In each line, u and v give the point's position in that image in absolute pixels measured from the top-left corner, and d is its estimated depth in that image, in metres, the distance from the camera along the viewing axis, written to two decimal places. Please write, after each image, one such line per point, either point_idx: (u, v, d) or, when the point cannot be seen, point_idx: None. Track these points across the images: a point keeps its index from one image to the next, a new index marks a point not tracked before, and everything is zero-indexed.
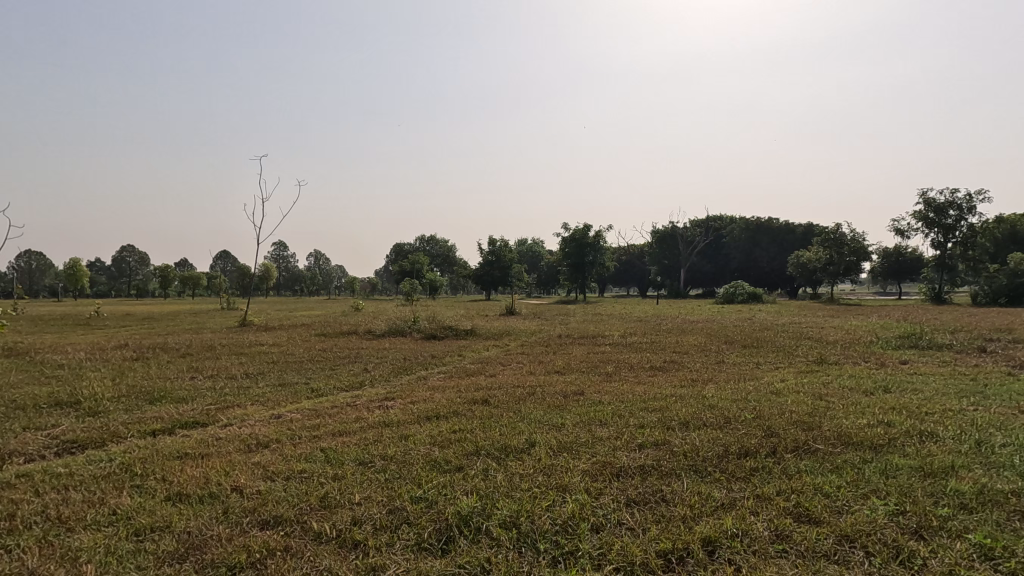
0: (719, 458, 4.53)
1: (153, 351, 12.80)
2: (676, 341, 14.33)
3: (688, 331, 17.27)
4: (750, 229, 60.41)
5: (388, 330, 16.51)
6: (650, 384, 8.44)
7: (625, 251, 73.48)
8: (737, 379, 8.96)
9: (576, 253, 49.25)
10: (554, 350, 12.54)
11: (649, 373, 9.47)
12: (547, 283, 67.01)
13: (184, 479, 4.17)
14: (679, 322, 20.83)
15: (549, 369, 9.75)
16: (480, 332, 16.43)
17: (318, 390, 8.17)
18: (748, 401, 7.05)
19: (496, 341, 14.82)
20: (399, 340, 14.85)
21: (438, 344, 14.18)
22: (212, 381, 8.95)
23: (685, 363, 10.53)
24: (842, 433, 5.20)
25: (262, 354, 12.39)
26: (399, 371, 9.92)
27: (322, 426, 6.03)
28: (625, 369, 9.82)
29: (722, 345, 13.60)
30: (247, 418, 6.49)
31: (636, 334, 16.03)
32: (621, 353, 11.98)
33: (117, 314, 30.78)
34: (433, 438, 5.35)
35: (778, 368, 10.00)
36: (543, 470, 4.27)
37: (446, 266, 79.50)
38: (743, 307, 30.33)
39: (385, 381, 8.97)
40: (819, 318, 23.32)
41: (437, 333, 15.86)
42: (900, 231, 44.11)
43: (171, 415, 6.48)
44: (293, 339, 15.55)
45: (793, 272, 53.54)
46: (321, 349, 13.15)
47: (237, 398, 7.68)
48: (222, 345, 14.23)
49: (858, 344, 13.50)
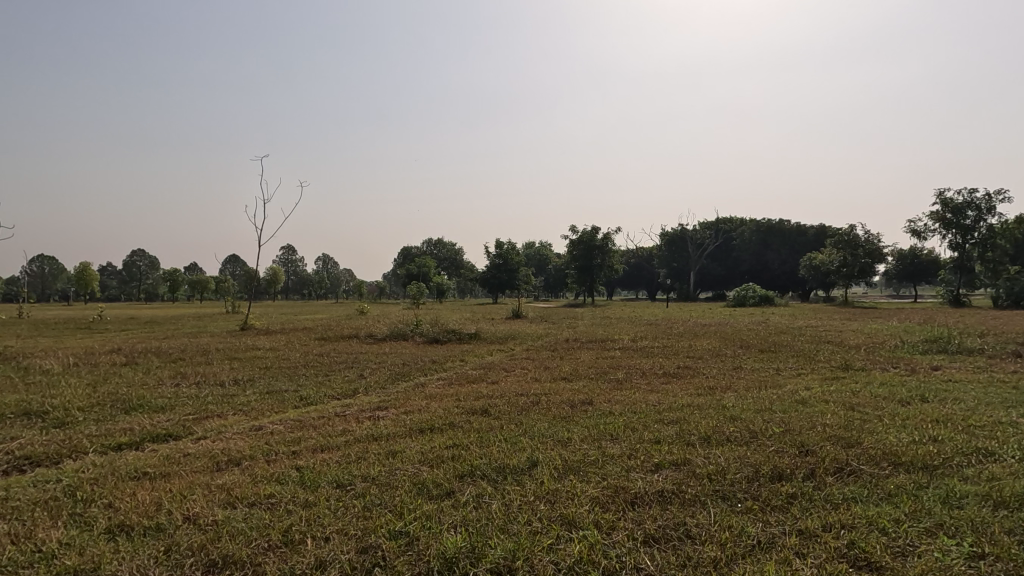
0: (751, 482, 3.91)
1: (146, 356, 12.36)
2: (689, 345, 13.68)
3: (701, 335, 16.60)
4: (761, 231, 59.50)
5: (389, 333, 16.00)
6: (664, 392, 7.82)
7: (634, 254, 72.76)
8: (758, 387, 8.31)
9: (584, 255, 48.71)
10: (561, 355, 11.94)
11: (662, 380, 8.85)
12: (555, 286, 66.31)
13: (131, 507, 3.61)
14: (691, 326, 20.16)
15: (555, 376, 9.18)
16: (485, 336, 15.89)
17: (308, 398, 7.64)
18: (775, 412, 6.41)
19: (501, 345, 14.24)
20: (400, 344, 14.32)
21: (440, 348, 13.62)
22: (197, 388, 8.45)
23: (700, 369, 9.91)
24: (890, 451, 4.56)
25: (257, 359, 11.90)
26: (396, 377, 9.38)
27: (304, 439, 5.47)
28: (637, 375, 9.20)
29: (738, 349, 12.93)
30: (224, 430, 5.95)
31: (647, 338, 15.39)
32: (632, 358, 11.36)
33: (121, 317, 30.57)
34: (423, 456, 4.77)
35: (802, 375, 9.34)
36: (545, 497, 3.68)
37: (453, 270, 79.10)
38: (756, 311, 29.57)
39: (381, 388, 8.41)
40: (836, 321, 22.60)
41: (440, 336, 15.34)
42: (916, 232, 43.24)
43: (141, 428, 5.95)
44: (291, 343, 15.08)
45: (806, 274, 52.51)
46: (318, 354, 12.66)
47: (220, 407, 7.13)
48: (218, 349, 13.77)
49: (883, 348, 12.78)
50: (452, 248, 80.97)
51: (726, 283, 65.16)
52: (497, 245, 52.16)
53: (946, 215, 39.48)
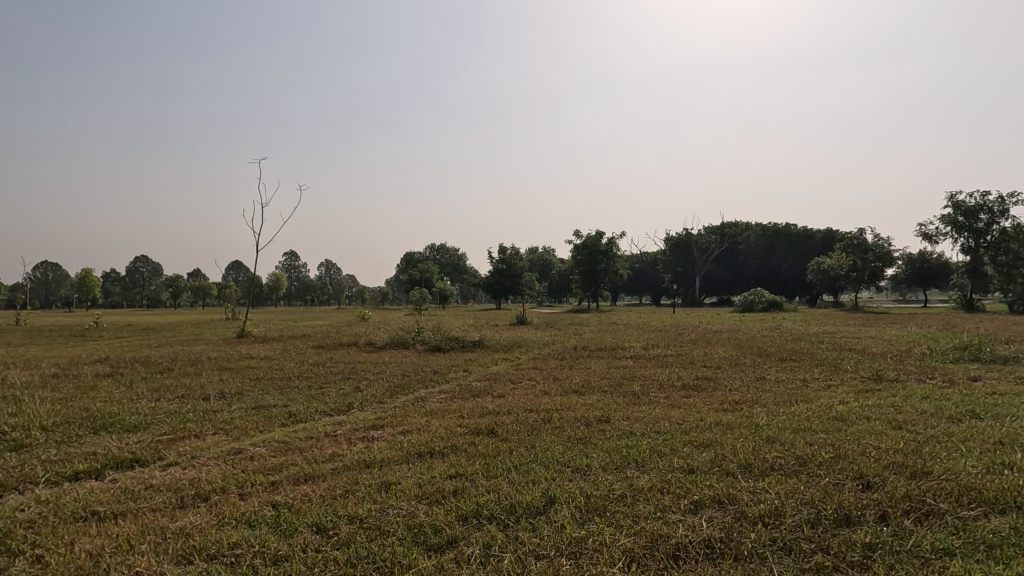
0: (814, 528, 3.25)
1: (132, 366, 11.70)
2: (704, 354, 12.97)
3: (714, 342, 15.88)
4: (767, 236, 58.77)
5: (389, 341, 15.31)
6: (686, 407, 7.14)
7: (638, 259, 72.14)
8: (788, 401, 7.62)
9: (589, 260, 48.07)
10: (571, 365, 11.25)
11: (683, 393, 8.15)
12: (560, 292, 65.65)
13: (64, 564, 2.97)
14: (703, 332, 19.41)
15: (565, 388, 8.49)
16: (489, 343, 15.20)
17: (297, 414, 6.99)
18: (816, 432, 5.73)
19: (506, 354, 13.56)
20: (400, 352, 13.67)
21: (442, 357, 12.96)
22: (179, 403, 7.80)
23: (721, 381, 9.22)
24: (969, 485, 3.88)
25: (248, 370, 11.24)
26: (395, 390, 8.70)
27: (288, 466, 4.83)
28: (654, 388, 8.51)
29: (757, 358, 12.23)
30: (199, 453, 5.30)
31: (658, 346, 14.69)
32: (646, 367, 10.67)
33: (119, 324, 30.01)
34: (421, 490, 4.11)
35: (833, 387, 8.64)
36: (569, 551, 3.03)
37: (456, 275, 78.54)
38: (767, 316, 28.88)
39: (377, 403, 7.76)
40: (852, 326, 21.87)
41: (442, 344, 14.66)
42: (928, 236, 42.60)
43: (106, 452, 5.30)
44: (287, 352, 14.40)
45: (814, 279, 51.71)
46: (313, 364, 11.98)
47: (201, 425, 6.49)
48: (209, 359, 13.11)
49: (911, 357, 12.05)
50: (455, 253, 80.39)
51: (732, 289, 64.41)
52: (500, 250, 51.51)
53: (958, 219, 38.91)
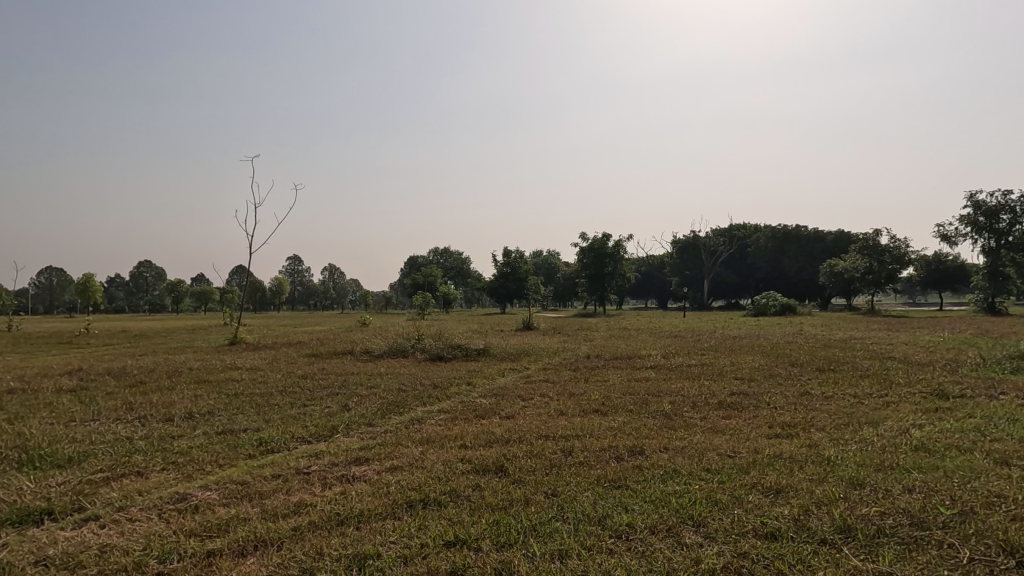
0: None
1: (102, 379, 10.60)
2: (731, 363, 11.81)
3: (738, 350, 14.69)
4: (777, 238, 57.41)
5: (387, 350, 14.16)
6: (732, 433, 5.99)
7: (645, 262, 71.00)
8: (849, 423, 6.46)
9: (595, 263, 46.92)
10: (586, 377, 10.12)
11: (721, 414, 6.99)
12: (565, 296, 64.60)
13: None
14: (721, 339, 18.21)
15: (583, 408, 7.34)
16: (495, 351, 14.07)
17: (268, 443, 5.86)
18: (909, 469, 4.57)
19: (514, 363, 12.43)
20: (398, 362, 12.58)
21: (444, 367, 11.86)
22: (135, 426, 6.68)
23: (761, 397, 8.06)
24: None
25: (229, 383, 10.13)
26: (388, 410, 7.56)
27: (238, 524, 3.71)
28: (687, 407, 7.35)
29: (790, 368, 11.05)
30: (129, 502, 4.17)
31: (679, 354, 13.50)
32: (671, 381, 9.53)
33: (112, 330, 28.95)
34: (407, 570, 2.99)
35: (893, 406, 7.45)
36: None
37: (461, 279, 77.68)
38: (784, 321, 27.65)
39: (367, 426, 6.65)
40: (878, 331, 20.64)
41: (443, 353, 13.53)
42: (946, 237, 41.20)
43: (14, 500, 4.19)
44: (275, 362, 13.28)
45: (826, 281, 50.30)
46: (301, 376, 10.84)
47: (149, 457, 5.37)
48: (189, 370, 12.00)
49: (963, 367, 10.83)
50: (458, 257, 79.32)
51: (741, 292, 63.16)
52: (504, 254, 50.47)
53: (978, 219, 37.54)
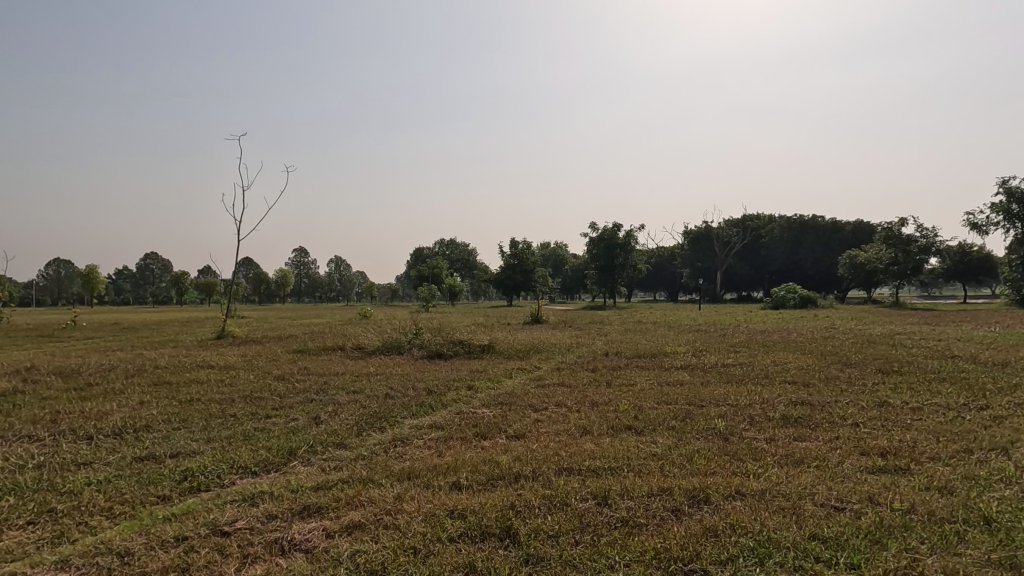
0: None
1: (44, 381, 9.14)
2: (775, 364, 10.20)
3: (775, 347, 13.02)
4: (793, 228, 55.39)
5: (380, 347, 12.62)
6: (820, 467, 4.45)
7: (656, 253, 69.23)
8: (967, 449, 4.89)
9: (606, 254, 45.15)
10: (608, 381, 8.58)
11: (791, 435, 5.43)
12: (574, 288, 63.04)
13: None
14: (751, 334, 16.56)
15: (612, 425, 5.82)
16: (502, 348, 12.52)
17: (197, 477, 4.37)
18: None
19: (522, 362, 10.91)
20: (391, 361, 11.08)
21: (441, 367, 10.37)
22: (38, 449, 5.19)
23: (830, 409, 6.51)
24: None
25: (189, 386, 8.64)
26: (366, 426, 6.04)
27: None
28: (743, 424, 5.80)
29: (846, 370, 9.46)
30: None
31: (710, 352, 11.91)
32: (713, 387, 7.96)
33: (100, 323, 27.58)
34: None
35: (1003, 421, 5.89)
36: None
37: (467, 272, 76.24)
38: (809, 314, 25.93)
39: (335, 451, 5.15)
40: (917, 326, 18.94)
41: (443, 350, 11.98)
42: (977, 226, 39.12)
43: None
44: (255, 359, 11.78)
45: (846, 273, 48.35)
46: (276, 378, 9.34)
47: (22, 502, 3.89)
48: (153, 369, 10.51)
49: None
50: (465, 248, 77.66)
51: (755, 284, 61.33)
52: (511, 244, 48.86)
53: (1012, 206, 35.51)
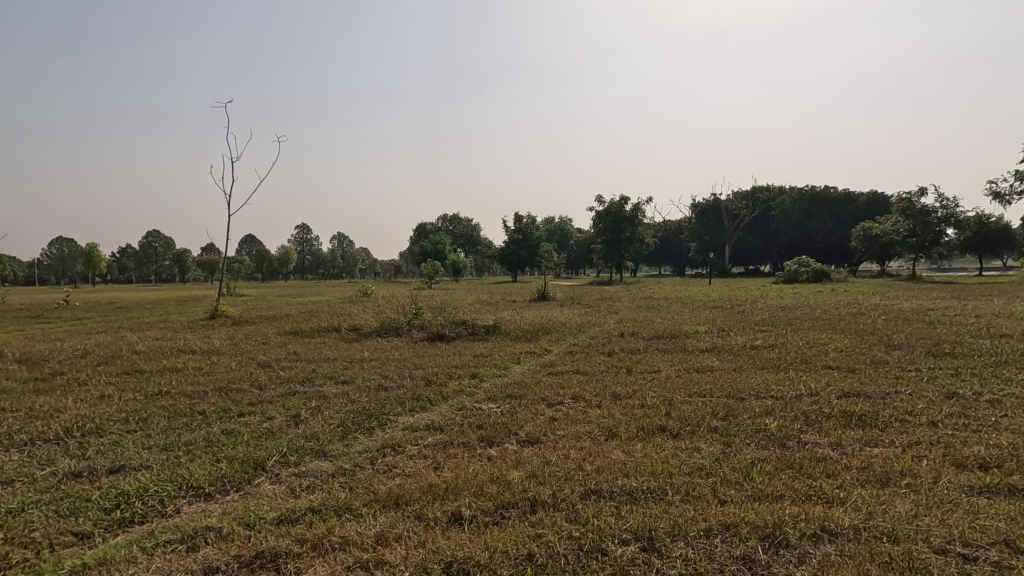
0: None
1: (6, 370, 8.32)
2: (809, 346, 9.27)
3: (803, 326, 12.08)
4: (804, 200, 53.83)
5: (377, 328, 11.74)
6: (915, 489, 3.52)
7: (663, 227, 67.93)
8: None
9: (612, 228, 43.93)
10: (628, 367, 7.66)
11: (860, 438, 4.51)
12: (579, 263, 62.07)
13: None
14: (772, 311, 15.59)
15: (642, 426, 4.91)
16: (509, 329, 11.63)
17: (133, 505, 3.48)
18: None
19: (530, 344, 10.00)
20: (387, 344, 10.19)
21: (442, 351, 9.48)
22: None
23: (893, 402, 5.57)
24: None
25: (161, 376, 7.77)
26: (351, 429, 5.14)
27: None
28: (798, 424, 4.87)
29: (892, 352, 8.48)
30: None
31: (734, 332, 10.99)
32: (748, 374, 7.03)
33: (95, 303, 26.89)
34: None
35: None
36: None
37: (471, 247, 75.27)
38: (826, 289, 24.97)
39: (311, 464, 4.28)
40: (947, 301, 17.98)
41: (444, 332, 11.08)
42: (999, 194, 37.54)
43: None
44: (242, 343, 10.94)
45: (860, 245, 47.00)
46: (260, 366, 8.48)
47: None
48: (130, 355, 9.66)
49: None
50: (468, 224, 76.35)
51: (764, 257, 60.01)
52: (516, 219, 47.69)
53: None
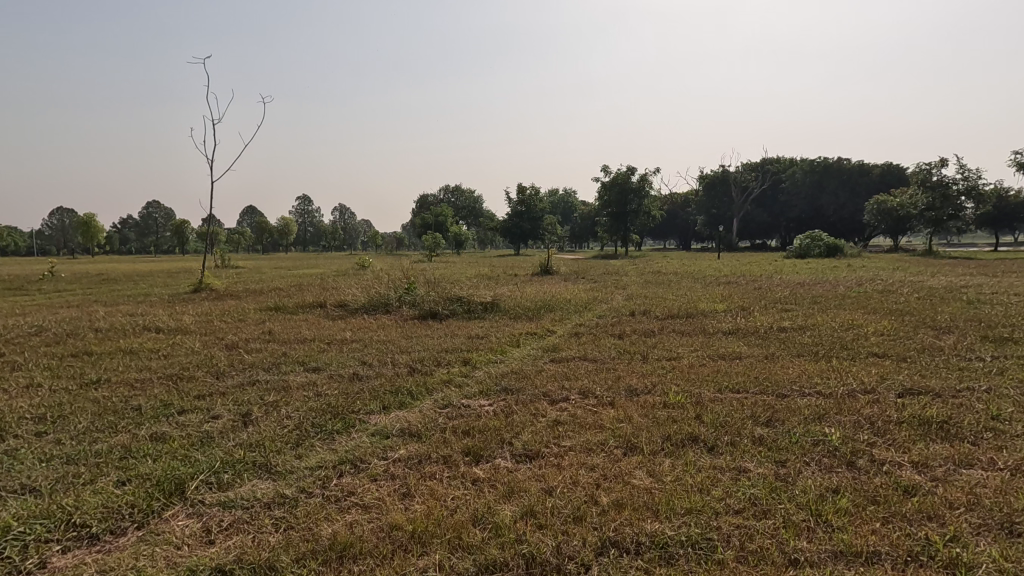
0: None
1: None
2: (845, 328, 8.25)
3: (831, 304, 11.03)
4: (816, 172, 52.11)
5: (364, 305, 10.75)
6: None
7: (669, 200, 66.53)
8: None
9: (618, 200, 42.50)
10: (643, 353, 6.65)
11: (952, 457, 3.52)
12: (584, 236, 60.78)
13: None
14: (792, 288, 14.53)
15: (669, 436, 3.92)
16: (508, 306, 10.63)
17: None
18: None
19: (531, 324, 9.01)
20: (373, 323, 9.20)
21: (433, 331, 8.50)
22: None
23: (975, 404, 4.55)
24: None
25: (111, 359, 6.81)
26: (308, 434, 4.18)
27: None
28: (865, 434, 3.88)
29: (944, 337, 7.43)
30: None
31: (756, 312, 9.96)
32: (785, 363, 6.02)
33: (81, 274, 25.97)
34: None
35: None
36: None
37: (474, 220, 73.98)
38: (843, 265, 23.80)
39: (244, 487, 3.32)
40: (977, 277, 16.84)
41: (437, 309, 10.09)
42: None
43: None
44: (216, 320, 10.02)
45: (874, 219, 45.48)
46: (226, 348, 7.51)
47: None
48: (87, 333, 8.70)
49: None
50: (470, 196, 74.92)
51: (772, 231, 58.53)
52: (519, 190, 46.25)
53: None
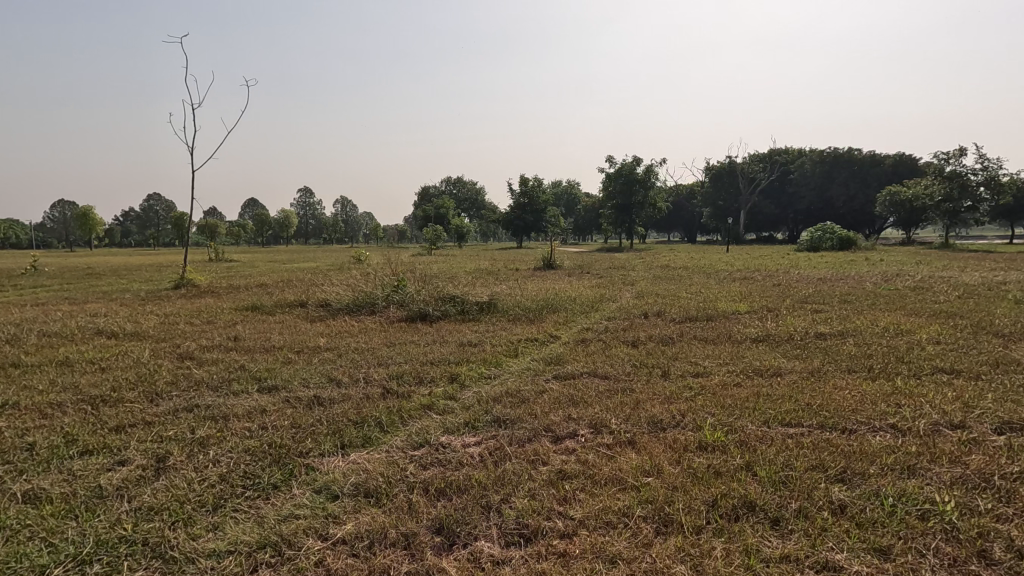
0: None
1: None
2: (893, 334, 7.17)
3: (865, 304, 9.94)
4: (826, 163, 50.72)
5: (348, 306, 9.71)
6: None
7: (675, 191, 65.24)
8: None
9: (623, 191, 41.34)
10: (663, 367, 5.59)
11: None
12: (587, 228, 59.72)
13: None
14: (815, 285, 13.42)
15: (717, 503, 2.87)
16: (506, 306, 9.57)
17: None
18: None
19: (532, 328, 7.93)
20: (352, 327, 8.15)
21: (419, 336, 7.45)
22: None
23: None
24: None
25: (37, 374, 5.78)
26: (233, 493, 3.14)
27: None
28: (988, 501, 2.82)
29: (1015, 347, 6.33)
30: None
31: (784, 313, 8.89)
32: (838, 383, 4.96)
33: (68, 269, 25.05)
34: None
35: None
36: None
37: (476, 212, 72.86)
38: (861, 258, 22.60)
39: None
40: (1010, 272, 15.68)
41: (427, 310, 9.04)
42: None
43: None
44: (181, 323, 8.98)
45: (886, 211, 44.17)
46: (178, 358, 6.48)
47: None
48: (29, 339, 7.68)
49: None
50: (472, 188, 73.76)
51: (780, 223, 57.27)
52: (521, 182, 45.04)
53: None
